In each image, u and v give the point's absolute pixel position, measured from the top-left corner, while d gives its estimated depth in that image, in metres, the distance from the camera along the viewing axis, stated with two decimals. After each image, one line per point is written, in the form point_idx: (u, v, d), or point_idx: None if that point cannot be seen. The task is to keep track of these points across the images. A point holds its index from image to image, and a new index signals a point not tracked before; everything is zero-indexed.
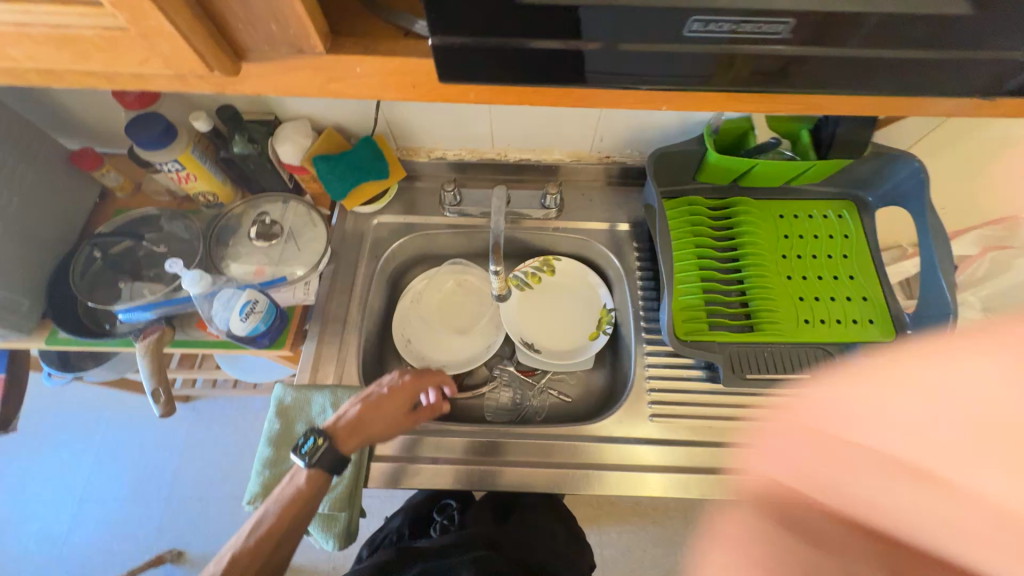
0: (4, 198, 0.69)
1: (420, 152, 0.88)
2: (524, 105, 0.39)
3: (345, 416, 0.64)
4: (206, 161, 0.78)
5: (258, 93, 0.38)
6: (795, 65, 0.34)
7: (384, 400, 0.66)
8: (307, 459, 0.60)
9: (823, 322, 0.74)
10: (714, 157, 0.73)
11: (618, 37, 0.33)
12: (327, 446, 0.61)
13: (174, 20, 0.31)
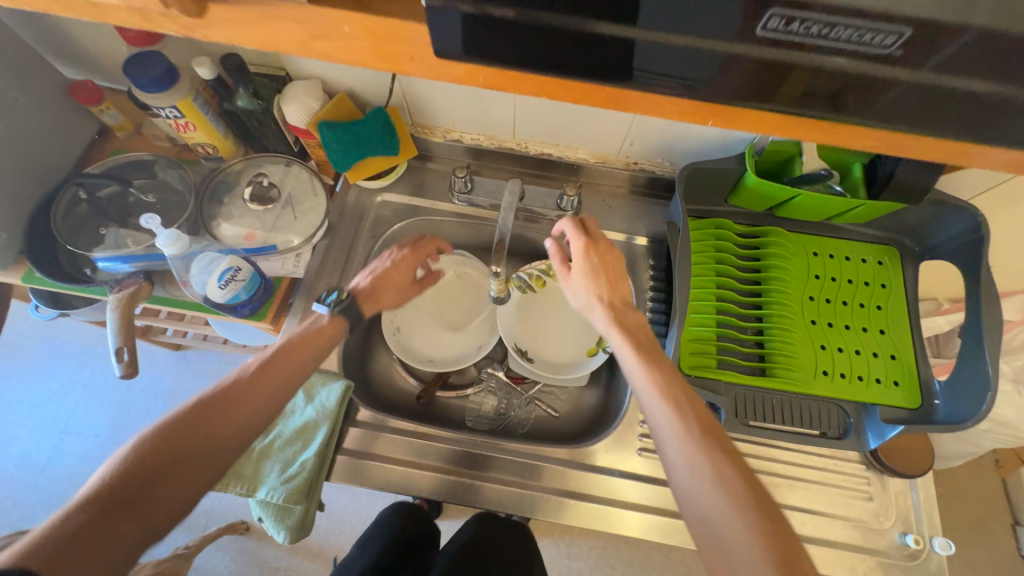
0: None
1: (435, 131, 0.82)
2: (539, 97, 0.33)
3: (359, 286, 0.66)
4: (208, 111, 0.73)
5: (230, 42, 0.33)
6: (873, 89, 0.28)
7: (400, 266, 0.69)
8: (332, 307, 0.61)
9: (842, 377, 0.67)
10: (752, 180, 0.66)
11: (658, 28, 0.26)
12: (349, 300, 0.63)
13: None
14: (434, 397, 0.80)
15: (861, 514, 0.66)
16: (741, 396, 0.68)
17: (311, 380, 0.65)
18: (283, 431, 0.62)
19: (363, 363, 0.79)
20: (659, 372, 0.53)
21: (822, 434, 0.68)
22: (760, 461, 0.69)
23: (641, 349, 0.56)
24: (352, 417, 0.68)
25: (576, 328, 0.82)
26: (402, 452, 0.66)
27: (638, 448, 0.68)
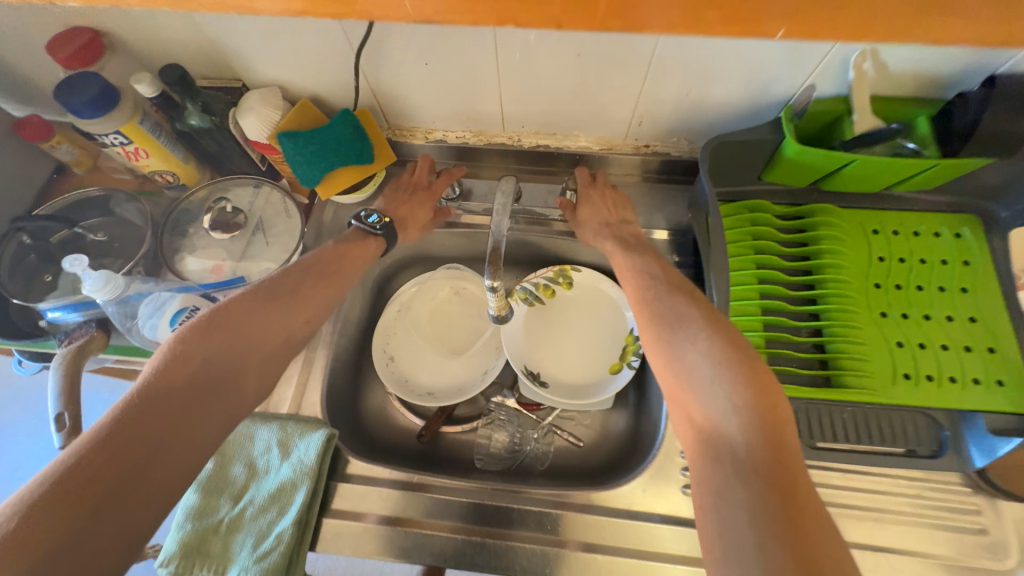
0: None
1: (416, 133, 0.73)
2: None
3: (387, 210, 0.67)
4: (160, 133, 0.65)
5: None
6: None
7: (418, 192, 0.69)
8: (375, 227, 0.63)
9: (930, 380, 0.54)
10: (793, 149, 0.55)
11: None
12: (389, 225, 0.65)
13: None
14: (437, 434, 0.69)
15: (975, 553, 0.52)
16: (803, 412, 0.55)
17: (287, 431, 0.55)
18: (254, 497, 0.52)
19: (353, 401, 0.69)
20: (645, 273, 0.59)
21: (910, 452, 0.55)
22: (834, 491, 0.56)
23: (628, 255, 0.61)
24: (340, 472, 0.59)
25: (594, 342, 0.71)
26: (400, 507, 0.57)
27: (681, 485, 0.57)
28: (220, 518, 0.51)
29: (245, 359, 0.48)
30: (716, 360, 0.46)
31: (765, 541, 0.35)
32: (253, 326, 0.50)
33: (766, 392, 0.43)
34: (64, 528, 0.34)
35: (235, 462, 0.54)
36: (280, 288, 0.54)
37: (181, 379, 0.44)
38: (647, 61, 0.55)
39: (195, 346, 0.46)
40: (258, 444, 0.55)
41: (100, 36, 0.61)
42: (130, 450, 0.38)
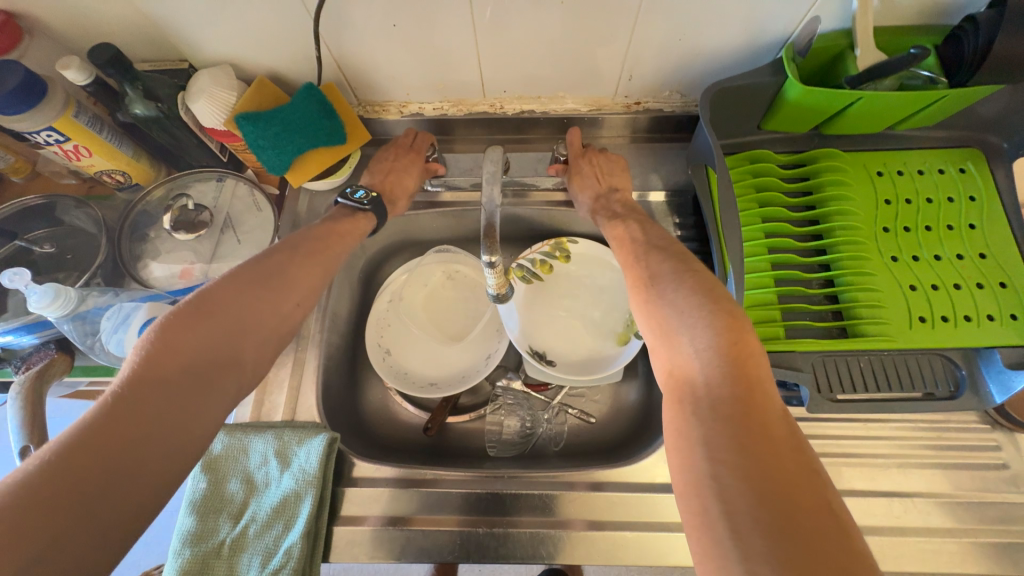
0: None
1: (389, 108, 0.67)
2: None
3: (371, 180, 0.62)
4: (101, 128, 0.58)
5: None
6: None
7: (401, 156, 0.64)
8: (359, 200, 0.58)
9: (946, 321, 0.53)
10: (796, 90, 0.52)
11: None
12: (378, 198, 0.60)
13: None
14: (444, 425, 0.66)
15: (999, 489, 0.52)
16: (823, 366, 0.53)
17: (284, 440, 0.51)
18: (256, 513, 0.48)
19: (351, 401, 0.65)
20: (626, 238, 0.55)
21: (928, 396, 0.53)
22: (853, 442, 0.55)
23: (613, 225, 0.57)
24: (346, 477, 0.56)
25: (598, 315, 0.69)
26: (414, 508, 0.54)
27: None
28: (220, 542, 0.47)
29: (241, 344, 0.44)
30: (683, 309, 0.42)
31: (721, 473, 0.33)
32: (246, 311, 0.45)
33: (729, 330, 0.39)
34: (44, 531, 0.31)
35: (230, 479, 0.50)
36: (260, 261, 0.49)
37: (170, 369, 0.39)
38: (635, 7, 0.51)
39: (183, 330, 0.41)
40: (253, 456, 0.51)
41: (14, 18, 0.54)
42: (114, 446, 0.35)
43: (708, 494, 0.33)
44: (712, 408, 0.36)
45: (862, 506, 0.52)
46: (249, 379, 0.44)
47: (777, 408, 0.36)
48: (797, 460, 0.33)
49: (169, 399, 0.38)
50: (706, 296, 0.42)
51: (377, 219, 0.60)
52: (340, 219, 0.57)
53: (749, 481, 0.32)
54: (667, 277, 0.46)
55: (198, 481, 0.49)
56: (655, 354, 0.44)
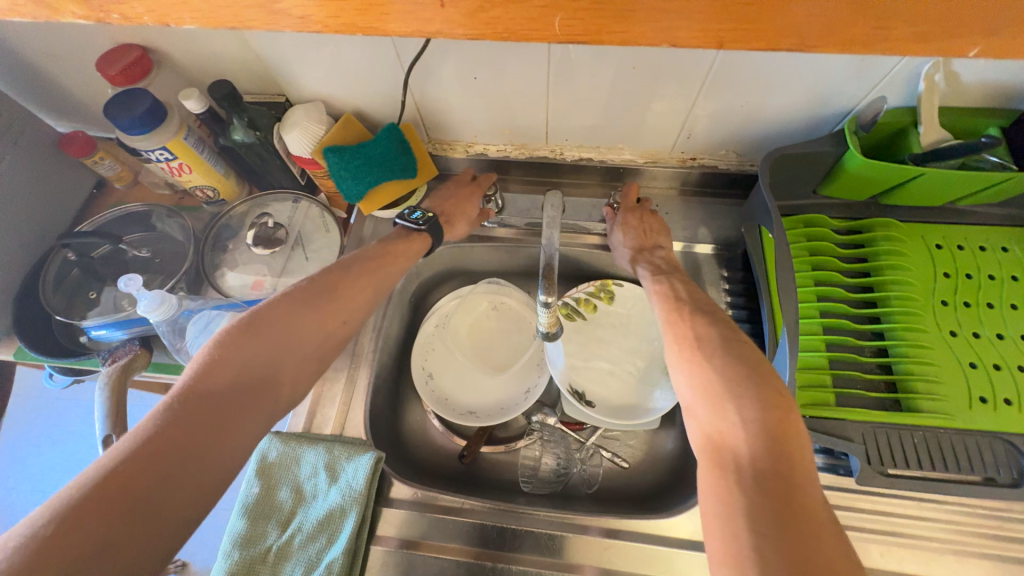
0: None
1: (455, 147, 0.72)
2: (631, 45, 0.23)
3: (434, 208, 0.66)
4: (204, 149, 0.65)
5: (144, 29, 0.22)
6: None
7: (462, 187, 0.68)
8: (415, 221, 0.61)
9: (1008, 404, 0.51)
10: (857, 162, 0.53)
11: None
12: (434, 218, 0.62)
13: None
14: (478, 454, 0.67)
15: None
16: (874, 438, 0.52)
17: (334, 454, 0.53)
18: (303, 523, 0.50)
19: (392, 421, 0.67)
20: (668, 295, 0.55)
21: (988, 481, 0.51)
22: (902, 521, 0.53)
23: (656, 280, 0.58)
24: (385, 496, 0.57)
25: (639, 360, 0.69)
26: (446, 535, 0.55)
27: None
28: (267, 548, 0.49)
29: (285, 369, 0.47)
30: (731, 376, 0.43)
31: (763, 546, 0.33)
32: (301, 333, 0.48)
33: (777, 407, 0.40)
34: (99, 528, 0.33)
35: (281, 486, 0.52)
36: (324, 285, 0.52)
37: (220, 382, 0.42)
38: (703, 75, 0.54)
39: (230, 348, 0.44)
40: (304, 467, 0.53)
41: (147, 52, 0.61)
42: (170, 458, 0.37)
43: (747, 566, 0.32)
44: (755, 482, 0.36)
45: None
46: (286, 400, 0.47)
47: (818, 492, 0.36)
48: (837, 546, 0.33)
49: (215, 413, 0.41)
50: (754, 370, 0.43)
51: (432, 238, 0.63)
52: (397, 241, 0.60)
53: (791, 560, 0.32)
54: (715, 342, 0.47)
55: (252, 485, 0.52)
56: (693, 418, 0.44)
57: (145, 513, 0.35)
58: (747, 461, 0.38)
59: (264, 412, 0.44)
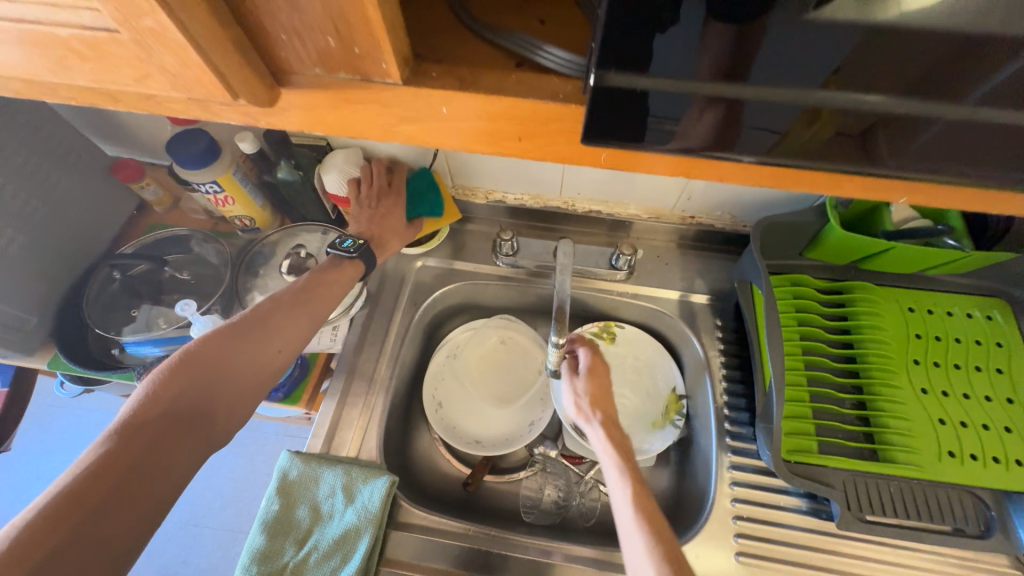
0: (17, 200, 0.63)
1: (477, 193, 0.79)
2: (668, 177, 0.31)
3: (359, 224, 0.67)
4: (247, 183, 0.71)
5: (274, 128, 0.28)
6: None
7: (382, 196, 0.69)
8: (349, 250, 0.64)
9: (974, 458, 0.56)
10: (837, 232, 0.60)
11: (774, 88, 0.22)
12: (366, 243, 0.65)
13: (216, 63, 0.22)
14: (482, 482, 0.70)
15: None
16: (852, 484, 0.57)
17: (351, 476, 0.56)
18: (319, 541, 0.53)
19: (402, 446, 0.70)
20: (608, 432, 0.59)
21: (957, 530, 0.56)
22: (880, 566, 0.57)
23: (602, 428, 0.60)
24: (396, 519, 0.60)
25: (638, 400, 0.74)
26: (450, 561, 0.57)
27: (733, 552, 0.58)
28: (285, 565, 0.52)
29: (217, 395, 0.50)
30: (636, 507, 0.50)
31: None
32: (231, 359, 0.52)
33: (669, 542, 0.47)
34: (32, 561, 0.35)
35: (300, 505, 0.55)
36: (257, 318, 0.56)
37: (153, 417, 0.45)
38: None
39: (166, 383, 0.48)
40: (322, 486, 0.56)
41: None
42: (106, 484, 0.40)
43: None
44: None
45: None
46: (222, 424, 0.50)
47: None
48: None
49: (146, 447, 0.43)
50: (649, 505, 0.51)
51: (366, 264, 0.66)
52: (330, 268, 0.64)
53: None
54: (624, 472, 0.54)
55: (273, 502, 0.55)
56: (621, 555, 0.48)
57: (73, 546, 0.37)
58: None
59: (200, 434, 0.48)
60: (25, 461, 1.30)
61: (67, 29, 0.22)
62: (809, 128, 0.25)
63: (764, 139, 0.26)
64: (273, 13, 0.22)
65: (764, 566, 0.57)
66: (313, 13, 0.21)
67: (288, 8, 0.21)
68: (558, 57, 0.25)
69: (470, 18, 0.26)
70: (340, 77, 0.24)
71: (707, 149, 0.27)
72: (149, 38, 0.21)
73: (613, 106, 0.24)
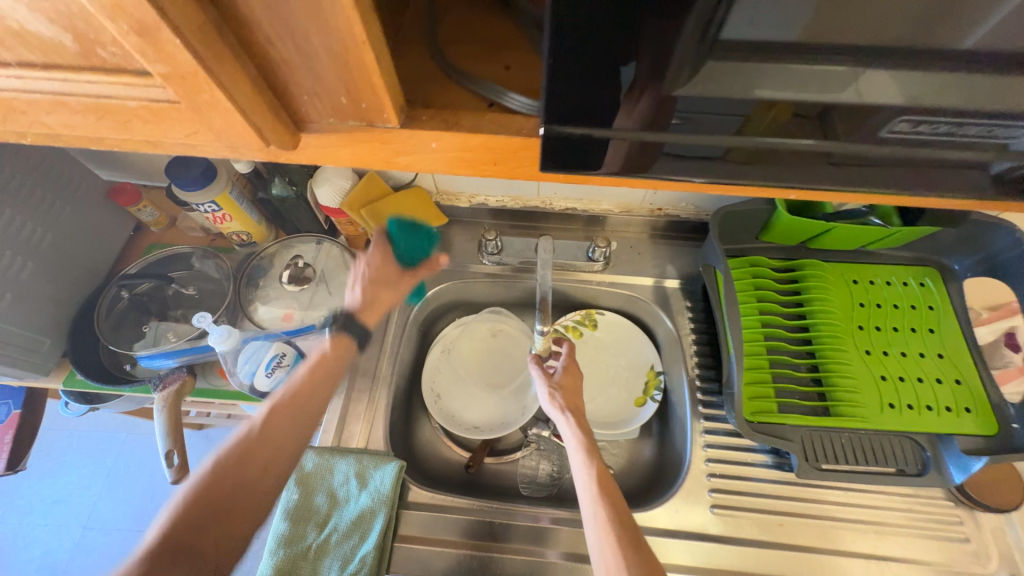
0: (26, 229, 0.67)
1: (461, 198, 0.84)
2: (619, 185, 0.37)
3: (353, 298, 0.66)
4: (243, 201, 0.75)
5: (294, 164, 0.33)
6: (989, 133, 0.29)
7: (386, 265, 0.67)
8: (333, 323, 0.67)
9: (910, 408, 0.64)
10: (785, 218, 0.68)
11: (694, 114, 0.29)
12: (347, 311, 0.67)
13: (254, 120, 0.28)
14: (482, 464, 0.77)
15: (960, 558, 0.61)
16: (809, 438, 0.64)
17: (363, 463, 0.62)
18: (338, 524, 0.59)
19: (406, 437, 0.76)
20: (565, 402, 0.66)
21: (900, 471, 0.64)
22: (836, 507, 0.65)
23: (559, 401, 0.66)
24: (406, 500, 0.66)
25: (621, 380, 0.81)
26: (458, 532, 0.63)
27: (709, 505, 0.65)
28: (310, 545, 0.57)
29: (230, 504, 0.54)
30: (583, 458, 0.59)
31: None
32: (240, 475, 0.56)
33: (609, 483, 0.56)
34: None
35: (318, 493, 0.60)
36: (265, 426, 0.59)
37: (167, 536, 0.50)
38: None
39: (181, 504, 0.53)
40: (337, 475, 0.62)
41: None
42: None
43: None
44: (606, 543, 0.51)
45: (844, 565, 0.61)
46: (231, 538, 0.53)
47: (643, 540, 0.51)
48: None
49: (157, 564, 0.48)
50: (595, 454, 0.59)
51: (355, 339, 0.68)
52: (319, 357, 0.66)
53: None
54: (573, 428, 0.62)
55: (293, 492, 0.60)
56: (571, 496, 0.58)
57: None
58: (597, 528, 0.52)
59: (210, 547, 0.52)
60: (39, 481, 1.36)
61: (132, 100, 0.28)
62: (724, 146, 0.31)
63: (695, 155, 0.32)
64: (299, 77, 0.27)
65: (737, 515, 0.64)
66: (330, 81, 0.27)
67: (310, 79, 0.27)
68: (520, 101, 0.31)
69: (449, 68, 0.32)
70: (349, 123, 0.30)
71: (652, 174, 0.33)
72: (203, 106, 0.27)
73: (566, 143, 0.31)
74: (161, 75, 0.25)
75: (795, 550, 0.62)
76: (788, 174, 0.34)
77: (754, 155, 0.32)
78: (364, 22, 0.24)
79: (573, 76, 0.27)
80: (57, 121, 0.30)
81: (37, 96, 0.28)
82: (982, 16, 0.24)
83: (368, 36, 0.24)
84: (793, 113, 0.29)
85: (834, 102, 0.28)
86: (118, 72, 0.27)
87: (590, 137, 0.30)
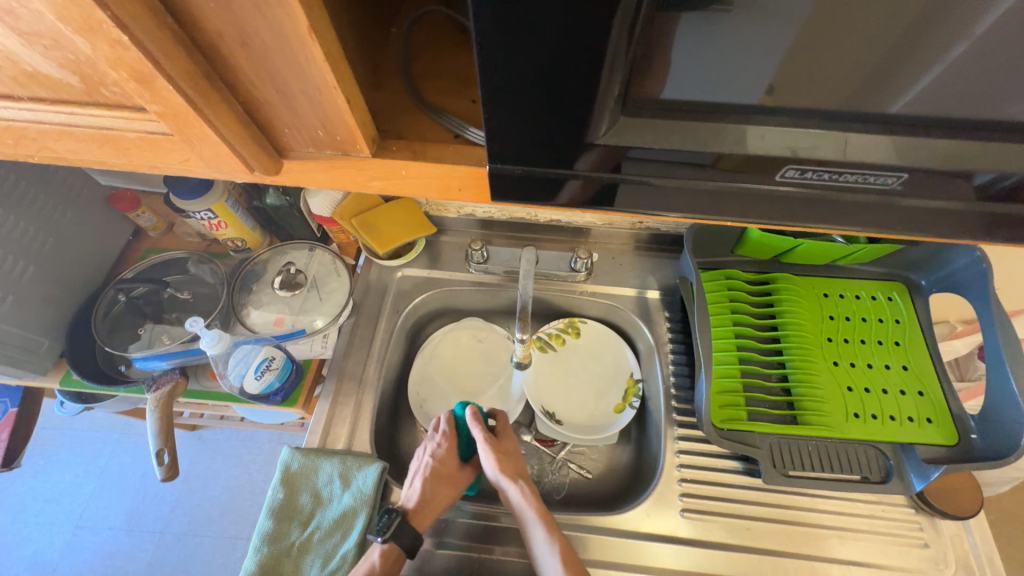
0: (28, 233, 0.70)
1: (449, 208, 0.87)
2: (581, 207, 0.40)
3: (414, 490, 0.63)
4: (238, 209, 0.78)
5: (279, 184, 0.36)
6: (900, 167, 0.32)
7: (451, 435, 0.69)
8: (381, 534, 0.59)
9: (875, 418, 0.67)
10: (756, 234, 0.71)
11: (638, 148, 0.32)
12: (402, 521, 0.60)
13: (240, 150, 0.31)
14: None
15: (920, 563, 0.64)
16: (778, 446, 0.66)
17: (347, 464, 0.64)
18: (322, 521, 0.61)
19: (391, 440, 0.78)
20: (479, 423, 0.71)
21: (864, 479, 0.65)
22: (802, 512, 0.67)
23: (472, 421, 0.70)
24: (388, 500, 0.68)
25: (602, 387, 0.83)
26: (438, 532, 0.65)
27: (679, 508, 0.68)
28: (295, 541, 0.60)
29: None
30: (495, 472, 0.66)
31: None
32: None
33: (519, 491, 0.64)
34: None
35: (302, 492, 0.63)
36: None
37: None
38: None
39: None
40: (322, 475, 0.64)
41: None
42: None
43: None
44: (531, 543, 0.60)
45: (808, 568, 0.63)
46: None
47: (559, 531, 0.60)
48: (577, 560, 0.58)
49: None
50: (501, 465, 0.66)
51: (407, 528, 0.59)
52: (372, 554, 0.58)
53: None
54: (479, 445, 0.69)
55: (278, 490, 0.63)
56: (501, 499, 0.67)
57: None
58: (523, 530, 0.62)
59: None
60: (33, 479, 1.38)
61: (133, 132, 0.31)
62: (669, 174, 0.35)
63: (643, 183, 0.35)
64: (279, 112, 0.31)
65: (706, 518, 0.67)
66: (309, 117, 0.31)
67: (289, 114, 0.31)
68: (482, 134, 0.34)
69: (421, 103, 0.36)
70: (327, 153, 0.34)
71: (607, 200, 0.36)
72: (193, 138, 0.30)
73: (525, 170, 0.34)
74: (158, 113, 0.29)
75: (761, 552, 0.65)
76: (729, 200, 0.37)
77: (696, 183, 0.35)
78: (335, 71, 0.27)
79: (526, 115, 0.30)
80: (67, 147, 0.34)
81: (48, 127, 0.32)
82: (877, 72, 0.27)
83: (340, 83, 0.28)
84: (722, 150, 0.32)
85: (758, 140, 0.32)
86: (122, 108, 0.30)
87: (543, 169, 0.33)
